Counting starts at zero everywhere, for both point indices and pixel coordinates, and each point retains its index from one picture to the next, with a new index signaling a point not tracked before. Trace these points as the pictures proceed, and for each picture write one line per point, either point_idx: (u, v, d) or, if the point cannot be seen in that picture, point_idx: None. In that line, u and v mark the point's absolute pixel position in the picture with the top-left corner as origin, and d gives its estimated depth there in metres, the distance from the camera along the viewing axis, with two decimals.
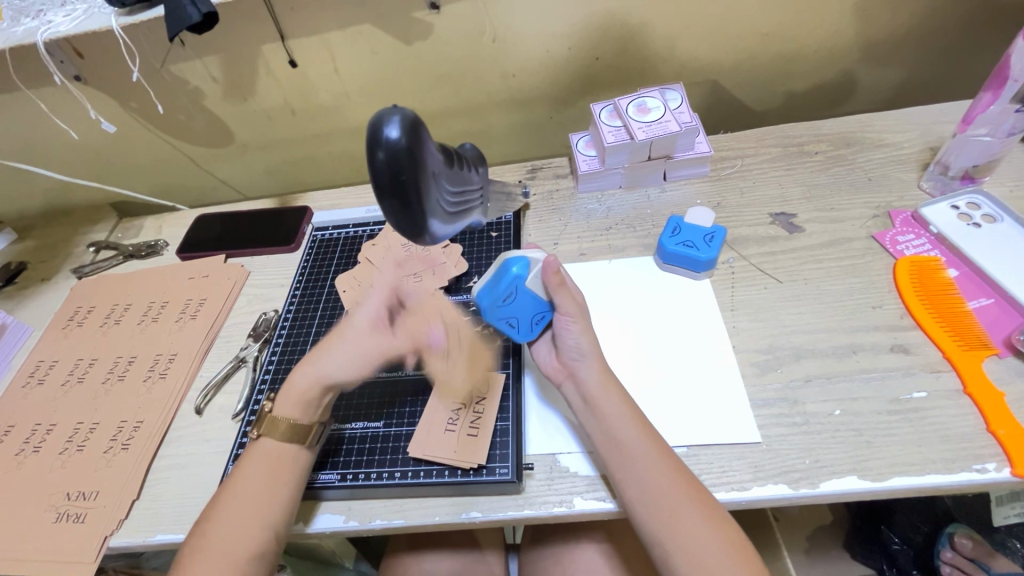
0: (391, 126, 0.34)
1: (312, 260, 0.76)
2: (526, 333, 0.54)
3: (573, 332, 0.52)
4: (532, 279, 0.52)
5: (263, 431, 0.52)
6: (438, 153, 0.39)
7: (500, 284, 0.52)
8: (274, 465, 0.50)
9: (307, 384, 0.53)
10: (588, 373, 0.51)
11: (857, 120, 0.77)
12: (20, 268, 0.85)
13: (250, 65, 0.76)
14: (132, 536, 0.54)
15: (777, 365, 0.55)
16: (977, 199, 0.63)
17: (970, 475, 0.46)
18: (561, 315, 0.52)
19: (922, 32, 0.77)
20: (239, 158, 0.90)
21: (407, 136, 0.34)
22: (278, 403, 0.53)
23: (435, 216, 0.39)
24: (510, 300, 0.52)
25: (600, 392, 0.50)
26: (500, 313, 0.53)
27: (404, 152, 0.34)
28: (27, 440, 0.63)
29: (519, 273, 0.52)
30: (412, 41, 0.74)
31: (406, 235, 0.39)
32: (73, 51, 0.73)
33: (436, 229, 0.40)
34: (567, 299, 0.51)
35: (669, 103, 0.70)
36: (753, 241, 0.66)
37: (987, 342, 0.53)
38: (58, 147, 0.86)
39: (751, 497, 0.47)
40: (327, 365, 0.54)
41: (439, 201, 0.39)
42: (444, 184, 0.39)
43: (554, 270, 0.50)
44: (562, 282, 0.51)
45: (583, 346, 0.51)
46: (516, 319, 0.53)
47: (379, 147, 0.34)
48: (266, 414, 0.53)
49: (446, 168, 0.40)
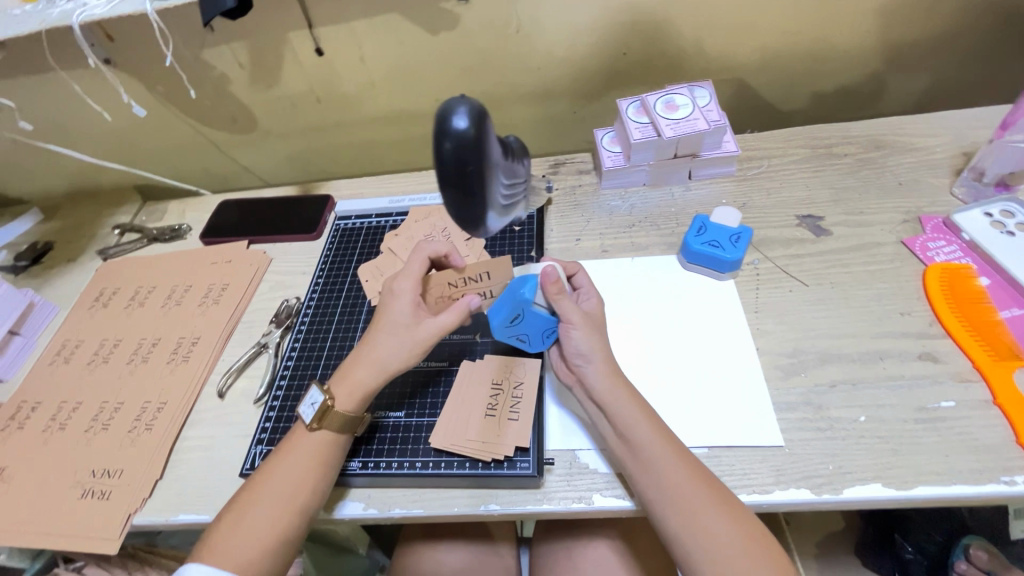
0: (460, 115, 0.34)
1: (335, 248, 0.76)
2: (538, 345, 0.56)
3: (576, 338, 0.51)
4: (538, 301, 0.52)
5: (322, 425, 0.51)
6: (497, 145, 0.39)
7: (507, 308, 0.52)
8: (304, 449, 0.50)
9: (373, 380, 0.52)
10: (595, 377, 0.50)
11: (888, 123, 0.75)
12: (47, 248, 0.87)
13: (277, 51, 0.76)
14: (155, 516, 0.55)
15: (802, 369, 0.55)
16: (1011, 207, 0.62)
17: (997, 487, 0.45)
18: (563, 323, 0.52)
19: (958, 35, 0.75)
20: (263, 145, 0.91)
21: (475, 127, 0.34)
22: (340, 397, 0.52)
23: (492, 207, 0.39)
24: (518, 320, 0.53)
25: (612, 396, 0.49)
26: (512, 330, 0.54)
27: (472, 143, 0.34)
28: (54, 417, 0.64)
29: (526, 296, 0.51)
30: (440, 32, 0.73)
31: (462, 226, 0.39)
32: (104, 34, 0.74)
33: (491, 221, 0.40)
34: (568, 307, 0.52)
35: (698, 100, 0.70)
36: (779, 242, 0.65)
37: (1018, 353, 0.52)
38: (87, 129, 0.87)
39: (772, 500, 0.47)
40: (384, 359, 0.52)
41: (496, 193, 0.39)
42: (501, 177, 0.40)
43: (553, 281, 0.51)
44: (562, 290, 0.51)
45: (585, 351, 0.51)
46: (527, 335, 0.54)
47: (447, 137, 0.34)
48: (326, 410, 0.51)
49: (503, 161, 0.40)
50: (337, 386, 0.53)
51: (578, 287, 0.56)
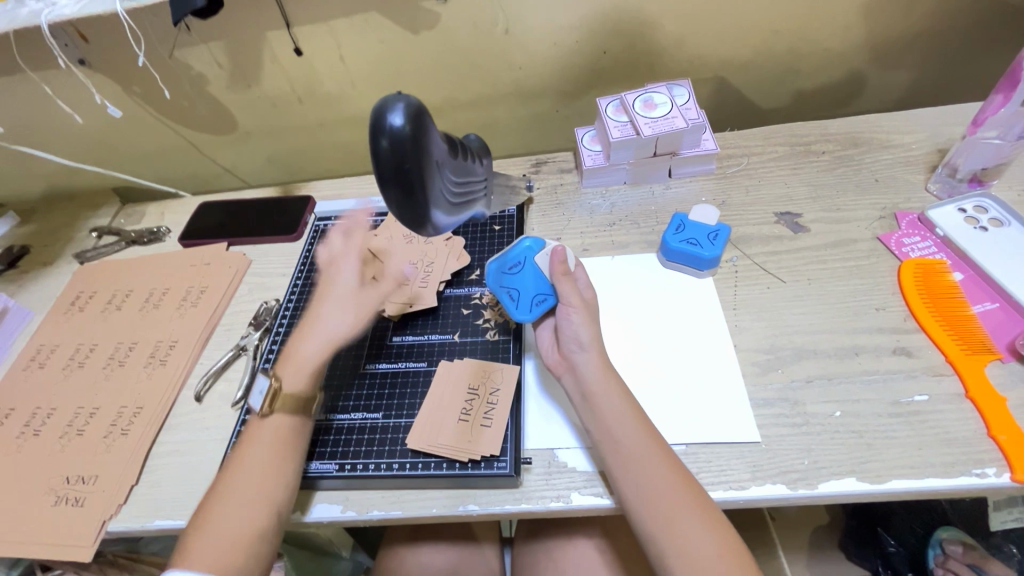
0: (395, 113, 0.33)
1: (315, 250, 0.76)
2: (524, 311, 0.55)
3: (574, 321, 0.52)
4: (543, 256, 0.57)
5: (275, 408, 0.52)
6: (442, 142, 0.38)
7: (511, 253, 0.58)
8: (274, 445, 0.50)
9: (318, 352, 0.55)
10: (587, 365, 0.51)
11: (866, 121, 0.76)
12: (22, 252, 0.85)
13: (255, 51, 0.75)
14: (131, 522, 0.54)
15: (779, 365, 0.55)
16: (984, 202, 0.63)
17: (969, 479, 0.46)
18: (563, 305, 0.53)
19: (934, 33, 0.76)
20: (243, 145, 0.90)
21: (411, 124, 0.34)
22: (286, 378, 0.54)
23: (437, 205, 0.38)
24: (517, 270, 0.57)
25: (599, 385, 0.50)
26: (505, 280, 0.57)
27: (408, 140, 0.34)
28: (27, 424, 0.63)
29: (529, 248, 0.58)
30: (419, 31, 0.73)
31: (408, 226, 0.39)
32: (77, 34, 0.73)
33: (438, 219, 0.40)
34: (570, 290, 0.53)
35: (677, 99, 0.70)
36: (758, 240, 0.66)
37: (990, 346, 0.53)
38: (62, 131, 0.86)
39: (749, 496, 0.47)
40: (327, 325, 0.57)
41: (441, 190, 0.38)
42: (446, 174, 0.39)
43: (560, 259, 0.54)
44: (568, 272, 0.54)
45: (583, 336, 0.52)
46: (518, 293, 0.56)
47: (383, 135, 0.34)
48: (276, 392, 0.53)
49: (450, 158, 0.39)
50: (284, 368, 0.55)
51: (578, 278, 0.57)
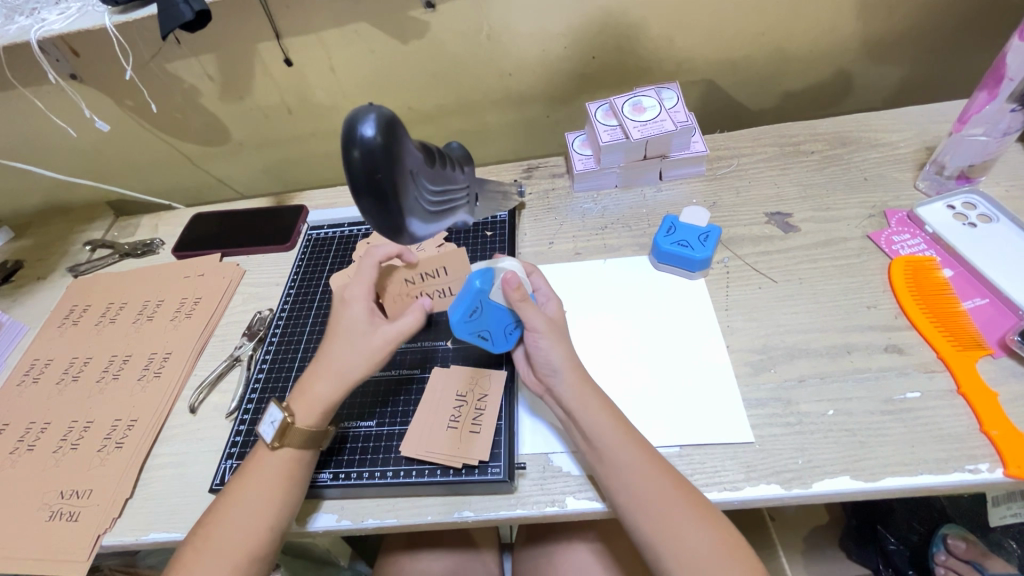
0: (366, 124, 0.33)
1: (307, 259, 0.76)
2: (502, 343, 0.55)
3: (544, 346, 0.50)
4: (496, 293, 0.51)
5: (285, 442, 0.50)
6: (419, 151, 0.38)
7: (466, 301, 0.51)
8: (279, 471, 0.49)
9: (332, 392, 0.51)
10: (564, 388, 0.50)
11: (854, 120, 0.77)
12: (16, 267, 0.85)
13: (246, 63, 0.76)
14: (125, 535, 0.54)
15: (771, 365, 0.55)
16: (973, 199, 0.63)
17: (963, 475, 0.46)
18: (530, 332, 0.50)
19: (919, 32, 0.77)
20: (235, 156, 0.90)
21: (383, 135, 0.34)
22: (299, 413, 0.51)
23: (414, 214, 0.38)
24: (479, 315, 0.52)
25: (579, 406, 0.49)
26: (472, 327, 0.53)
27: (380, 151, 0.34)
28: (21, 439, 0.63)
29: (482, 287, 0.51)
30: (408, 40, 0.74)
31: (385, 234, 0.38)
32: (68, 50, 0.73)
33: (417, 228, 0.39)
34: (533, 315, 0.50)
35: (665, 102, 0.70)
36: (749, 240, 0.66)
37: (981, 342, 0.53)
38: (55, 145, 0.87)
39: (743, 497, 0.47)
40: (344, 370, 0.51)
41: (418, 199, 0.38)
42: (424, 182, 0.39)
43: (515, 287, 0.49)
44: (526, 296, 0.50)
45: (555, 362, 0.50)
46: (489, 332, 0.53)
47: (355, 145, 0.34)
48: (287, 426, 0.50)
49: (427, 167, 0.39)
50: (297, 402, 0.52)
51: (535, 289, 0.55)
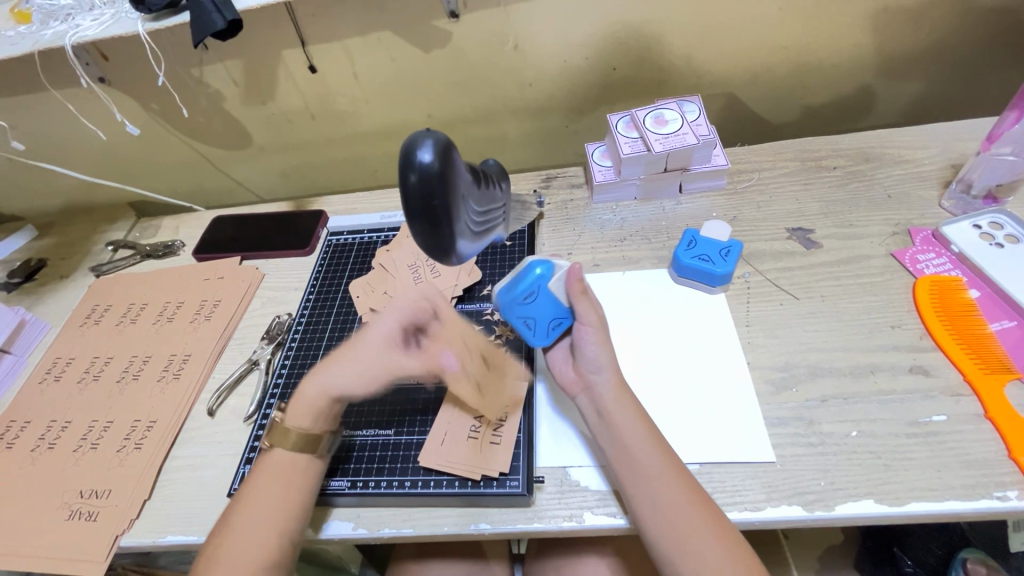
0: (425, 149, 0.33)
1: (327, 264, 0.76)
2: (541, 338, 0.53)
3: (592, 343, 0.51)
4: (555, 283, 0.52)
5: (274, 443, 0.52)
6: (467, 174, 0.38)
7: (522, 283, 0.52)
8: (286, 471, 0.50)
9: (318, 398, 0.52)
10: (604, 387, 0.50)
11: (877, 136, 0.76)
12: (40, 265, 0.87)
13: (271, 69, 0.77)
14: (142, 537, 0.54)
15: (793, 384, 0.54)
16: (999, 219, 0.63)
17: (991, 502, 0.45)
18: (580, 325, 0.51)
19: (944, 49, 0.76)
20: (256, 160, 0.91)
21: (440, 160, 0.33)
22: (291, 417, 0.52)
23: (463, 236, 0.38)
24: (531, 300, 0.52)
25: (617, 408, 0.49)
26: (520, 311, 0.52)
27: (437, 176, 0.33)
28: (42, 437, 0.64)
29: (542, 274, 0.52)
30: (431, 49, 0.74)
31: (433, 256, 0.38)
32: (98, 54, 0.74)
33: (463, 249, 0.39)
34: (587, 309, 0.51)
35: (687, 114, 0.70)
36: (770, 256, 0.66)
37: (1009, 366, 0.52)
38: (82, 146, 0.88)
39: (764, 517, 0.47)
40: (342, 379, 0.52)
41: (466, 221, 0.38)
42: (471, 205, 0.39)
43: (577, 279, 0.51)
44: (585, 290, 0.51)
45: (600, 360, 0.51)
46: (534, 320, 0.53)
47: (412, 169, 0.33)
48: (277, 427, 0.52)
49: (474, 188, 0.39)
50: (290, 407, 0.53)
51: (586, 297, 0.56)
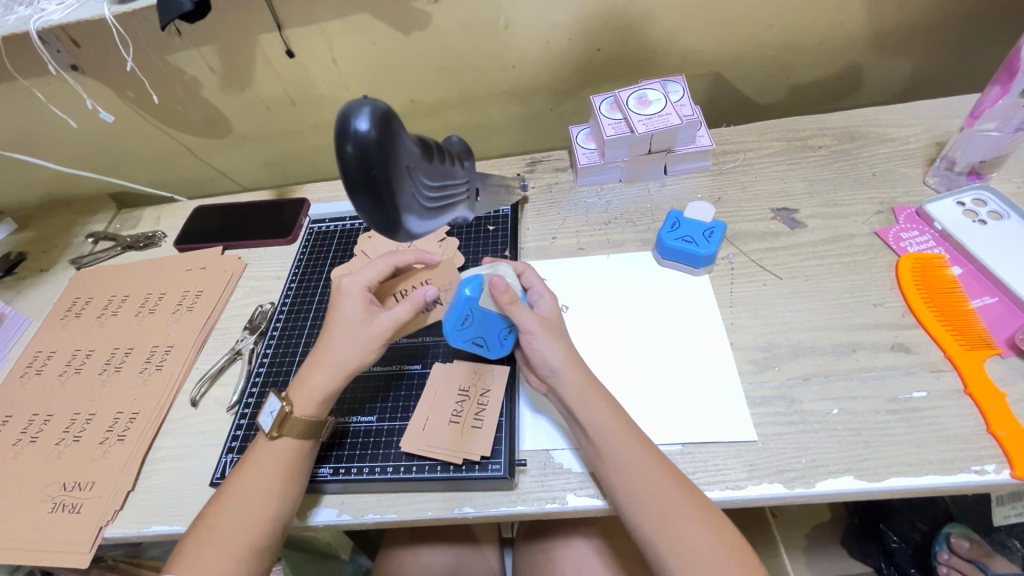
0: (360, 118, 0.33)
1: (309, 253, 0.76)
2: (499, 348, 0.55)
3: (540, 348, 0.50)
4: (484, 300, 0.51)
5: (283, 432, 0.50)
6: (414, 146, 0.38)
7: (454, 310, 0.52)
8: (282, 461, 0.50)
9: (329, 381, 0.51)
10: (566, 387, 0.49)
11: (863, 114, 0.75)
12: (19, 258, 0.86)
13: (247, 54, 0.75)
14: (127, 528, 0.54)
15: (775, 363, 0.54)
16: (983, 195, 0.62)
17: (969, 476, 0.45)
18: (524, 333, 0.50)
19: (930, 25, 0.75)
20: (237, 149, 0.90)
21: (377, 130, 0.33)
22: (296, 403, 0.51)
23: (410, 210, 0.38)
24: (469, 322, 0.52)
25: (581, 404, 0.48)
26: (465, 335, 0.53)
27: (374, 146, 0.33)
28: (24, 431, 0.63)
29: (470, 295, 0.51)
30: (410, 32, 0.73)
31: (381, 231, 0.38)
32: (69, 41, 0.72)
33: (413, 224, 0.39)
34: (525, 316, 0.50)
35: (671, 95, 0.69)
36: (754, 236, 0.65)
37: (989, 341, 0.52)
38: (58, 137, 0.86)
39: (745, 496, 0.47)
40: (340, 358, 0.51)
41: (414, 195, 0.38)
42: (420, 178, 0.39)
43: (502, 291, 0.49)
44: (515, 299, 0.50)
45: (552, 361, 0.49)
46: (483, 338, 0.54)
47: (349, 140, 0.33)
48: (284, 416, 0.50)
49: (423, 162, 0.39)
50: (295, 393, 0.52)
51: (529, 287, 0.55)
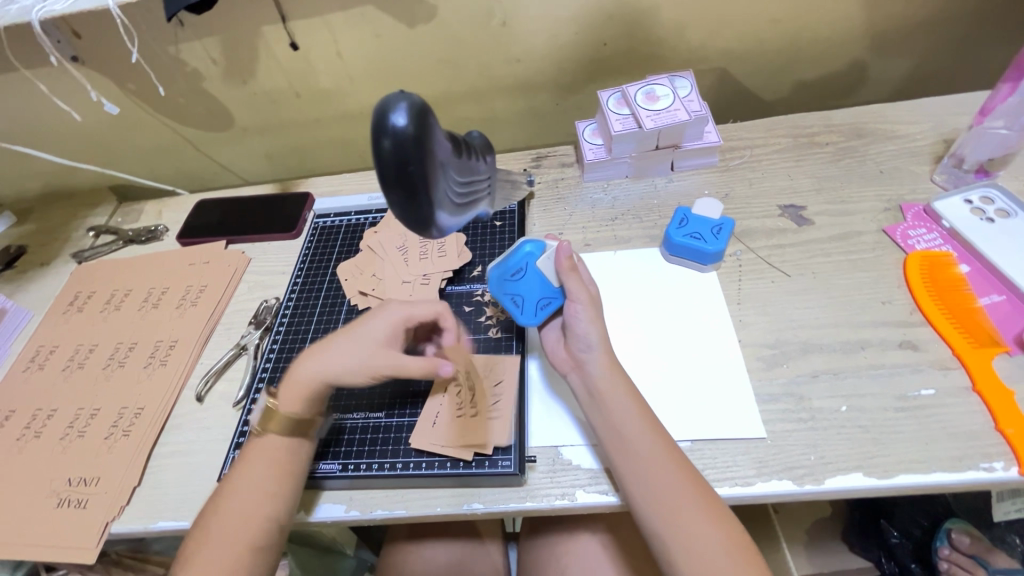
0: (398, 112, 0.32)
1: (314, 248, 0.75)
2: (530, 316, 0.55)
3: (582, 320, 0.51)
4: (543, 261, 0.55)
5: (270, 428, 0.50)
6: (446, 141, 0.37)
7: (512, 259, 0.56)
8: (273, 460, 0.49)
9: (314, 377, 0.51)
10: (596, 367, 0.50)
11: (870, 111, 0.75)
12: (19, 252, 0.85)
13: (251, 46, 0.74)
14: (133, 523, 0.54)
15: (784, 360, 0.54)
16: (990, 193, 0.62)
17: (977, 474, 0.45)
18: (572, 302, 0.52)
19: (938, 21, 0.75)
20: (240, 142, 0.89)
21: (415, 124, 0.32)
22: (285, 400, 0.51)
23: (442, 206, 0.37)
24: (520, 276, 0.56)
25: (609, 387, 0.49)
26: (508, 287, 0.56)
27: (412, 141, 0.32)
28: (28, 425, 0.63)
29: (531, 252, 0.56)
30: (416, 24, 0.72)
31: (411, 227, 0.37)
32: (70, 31, 0.72)
33: (443, 221, 0.38)
34: (576, 286, 0.52)
35: (679, 91, 0.69)
36: (762, 233, 0.65)
37: (998, 339, 0.52)
38: (58, 130, 0.85)
39: (754, 493, 0.47)
40: (331, 357, 0.52)
41: (446, 191, 0.37)
42: (450, 174, 0.38)
43: (566, 256, 0.53)
44: (573, 267, 0.53)
45: (591, 338, 0.51)
46: (522, 298, 0.55)
47: (386, 134, 0.32)
48: (272, 411, 0.51)
49: (454, 157, 0.38)
50: (284, 388, 0.52)
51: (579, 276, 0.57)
